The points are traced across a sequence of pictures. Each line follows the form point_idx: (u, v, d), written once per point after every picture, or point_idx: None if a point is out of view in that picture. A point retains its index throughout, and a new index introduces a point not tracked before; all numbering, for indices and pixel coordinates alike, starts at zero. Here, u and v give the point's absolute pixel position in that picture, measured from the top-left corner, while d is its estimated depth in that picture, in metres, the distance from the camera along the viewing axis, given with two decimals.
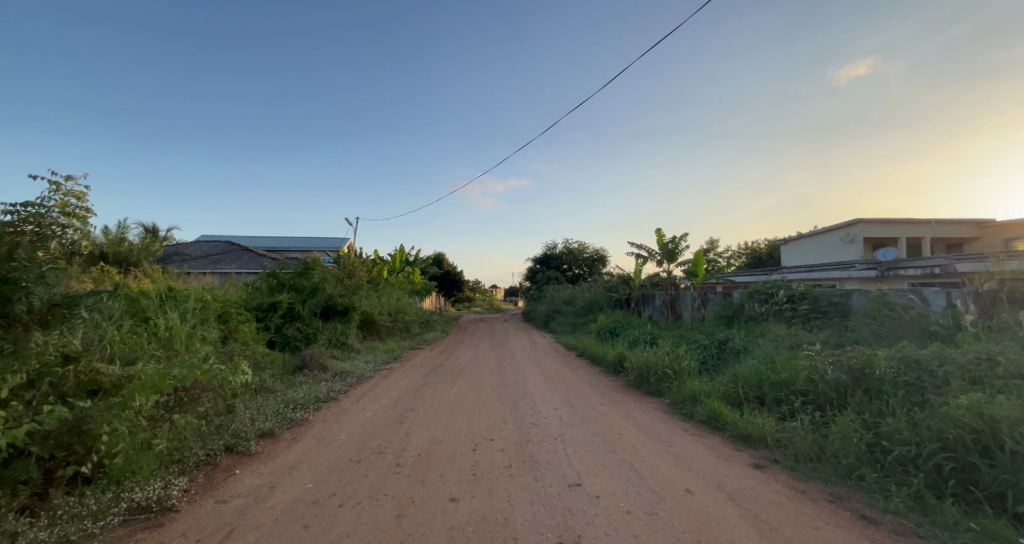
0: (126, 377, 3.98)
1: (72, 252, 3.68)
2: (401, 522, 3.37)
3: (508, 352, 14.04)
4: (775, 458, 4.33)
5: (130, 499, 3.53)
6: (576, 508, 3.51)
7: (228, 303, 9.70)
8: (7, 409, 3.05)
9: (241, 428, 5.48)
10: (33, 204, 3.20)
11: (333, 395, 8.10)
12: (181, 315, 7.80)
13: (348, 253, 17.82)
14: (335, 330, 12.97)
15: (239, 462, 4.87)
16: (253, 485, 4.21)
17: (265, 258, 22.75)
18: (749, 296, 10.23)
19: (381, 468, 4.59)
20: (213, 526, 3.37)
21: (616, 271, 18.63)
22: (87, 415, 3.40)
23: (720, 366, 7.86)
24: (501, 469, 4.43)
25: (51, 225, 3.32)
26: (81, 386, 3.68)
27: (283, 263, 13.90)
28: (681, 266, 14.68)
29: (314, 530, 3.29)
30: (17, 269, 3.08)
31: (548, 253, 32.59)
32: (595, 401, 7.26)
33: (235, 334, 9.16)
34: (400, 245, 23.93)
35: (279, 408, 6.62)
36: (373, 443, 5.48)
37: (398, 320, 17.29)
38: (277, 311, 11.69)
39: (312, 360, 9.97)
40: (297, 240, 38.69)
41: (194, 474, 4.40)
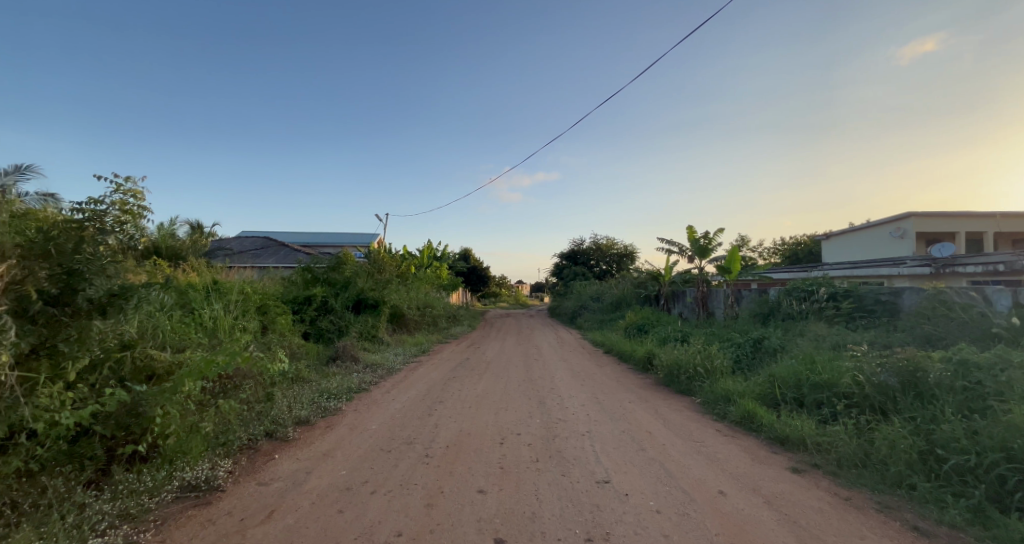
0: (176, 363, 4.19)
1: (129, 247, 3.96)
2: (429, 512, 3.42)
3: (535, 346, 14.10)
4: (816, 463, 4.15)
5: (181, 478, 3.74)
6: (604, 504, 3.47)
7: (266, 295, 10.10)
8: (75, 391, 3.32)
9: (279, 416, 5.67)
10: (94, 202, 3.52)
11: (364, 386, 8.29)
12: (224, 307, 8.20)
13: (379, 249, 18.22)
14: (366, 322, 13.22)
15: (278, 447, 5.06)
16: (291, 470, 4.36)
17: (302, 253, 23.56)
18: (787, 293, 9.80)
19: (411, 459, 4.66)
20: (254, 508, 3.50)
21: (646, 267, 18.20)
22: (143, 399, 3.63)
23: (755, 366, 7.58)
24: (528, 463, 4.43)
25: (111, 222, 3.62)
26: (136, 371, 3.92)
27: (316, 257, 14.32)
28: (714, 262, 14.20)
29: (348, 515, 3.38)
30: (82, 262, 3.39)
31: (574, 249, 32.24)
32: (623, 398, 7.17)
33: (273, 326, 9.52)
34: (428, 241, 24.23)
35: (314, 397, 6.84)
36: (402, 433, 5.58)
37: (426, 314, 17.54)
38: (311, 304, 12.16)
39: (345, 351, 10.23)
40: (329, 235, 39.67)
41: (238, 456, 4.61)
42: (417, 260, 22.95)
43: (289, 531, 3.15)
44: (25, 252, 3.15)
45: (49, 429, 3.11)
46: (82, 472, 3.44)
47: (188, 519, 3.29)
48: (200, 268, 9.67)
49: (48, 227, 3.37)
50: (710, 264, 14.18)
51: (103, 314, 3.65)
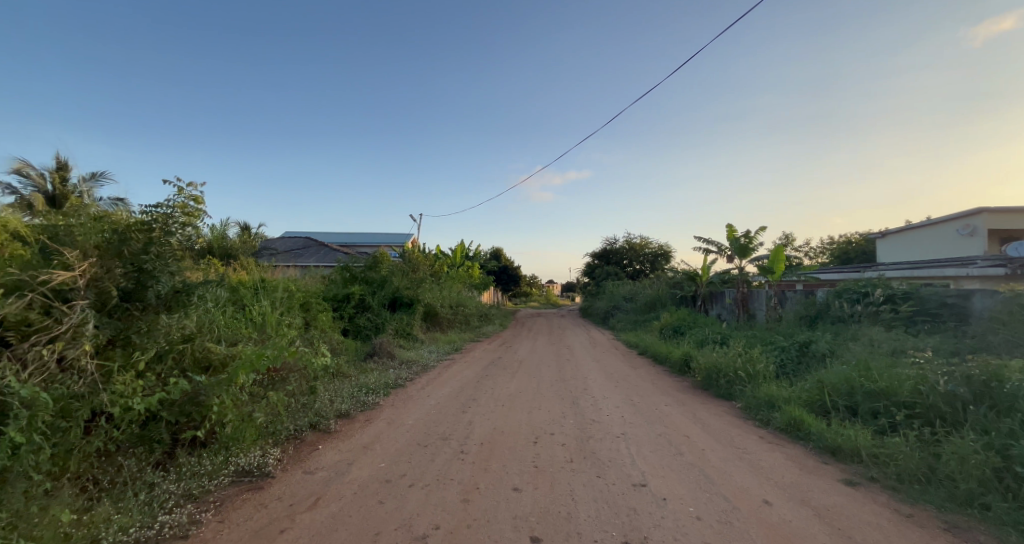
0: (231, 355, 4.39)
1: (189, 248, 4.27)
2: (466, 507, 3.46)
3: (567, 347, 14.01)
4: (873, 476, 3.92)
5: (236, 463, 3.98)
6: (641, 508, 3.40)
7: (309, 293, 10.51)
8: (144, 379, 3.62)
9: (322, 409, 5.89)
10: (161, 205, 3.89)
11: (400, 382, 8.49)
12: (270, 303, 8.59)
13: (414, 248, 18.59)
14: (402, 320, 13.52)
15: (322, 438, 5.26)
16: (334, 460, 4.52)
17: (340, 253, 24.36)
18: (838, 295, 9.31)
19: (446, 454, 4.74)
20: (302, 494, 3.66)
21: (682, 267, 17.74)
22: (203, 388, 3.86)
23: (802, 371, 7.24)
24: (562, 463, 4.41)
25: (175, 224, 3.94)
26: (195, 363, 4.15)
27: (354, 257, 14.78)
28: (755, 263, 13.67)
29: (388, 507, 3.47)
30: (151, 260, 3.75)
31: (606, 248, 31.80)
32: (659, 401, 7.00)
33: (315, 322, 9.89)
34: (461, 241, 24.52)
35: (354, 391, 7.06)
36: (438, 429, 5.67)
37: (459, 313, 17.75)
38: (350, 302, 12.56)
39: (382, 348, 10.50)
40: (365, 235, 40.65)
41: (285, 445, 4.83)
42: (450, 260, 23.27)
43: (334, 519, 3.26)
44: (101, 254, 3.60)
45: (124, 413, 3.43)
46: (152, 453, 3.73)
47: (243, 502, 3.49)
48: (249, 267, 10.18)
49: (124, 229, 3.74)
50: (751, 264, 13.66)
51: (169, 309, 3.94)
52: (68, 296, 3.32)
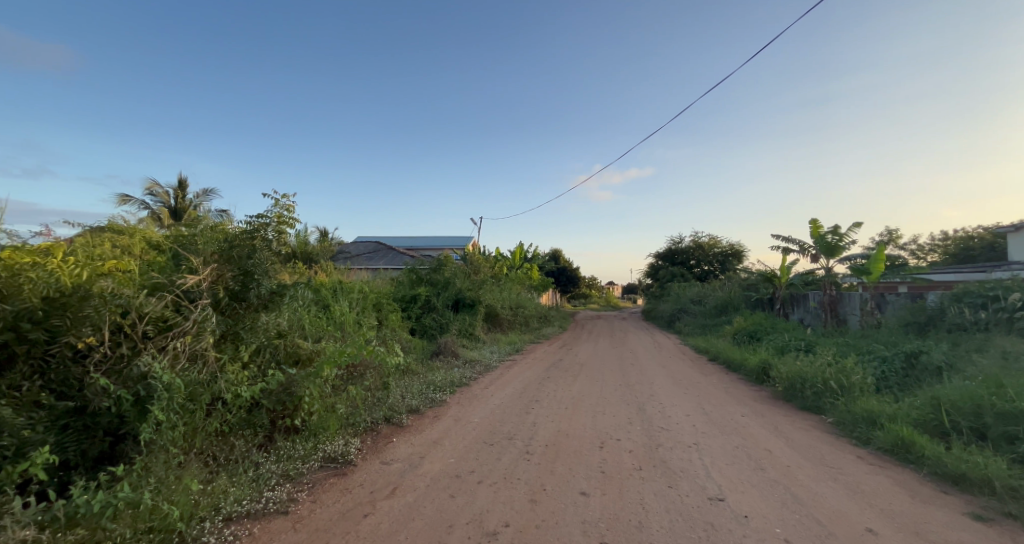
0: (316, 351, 4.81)
1: (282, 253, 4.74)
2: (534, 508, 3.41)
3: (631, 350, 13.56)
4: (1011, 512, 3.35)
5: (324, 450, 4.25)
6: (720, 524, 3.17)
7: (380, 294, 11.05)
8: (248, 370, 4.10)
9: (394, 404, 6.13)
10: (261, 216, 4.37)
11: (465, 381, 8.65)
12: (347, 303, 9.14)
13: (475, 251, 18.96)
14: (464, 321, 13.82)
15: (395, 431, 5.48)
16: (407, 453, 4.69)
17: (407, 256, 25.42)
18: (956, 300, 8.20)
19: (512, 453, 4.75)
20: (380, 483, 3.82)
21: (761, 268, 16.53)
22: (295, 381, 4.31)
23: (911, 385, 6.44)
24: (631, 471, 4.23)
25: (271, 232, 4.41)
26: (288, 356, 4.58)
27: (420, 260, 15.38)
28: (846, 263, 12.40)
29: (459, 501, 3.52)
30: (254, 265, 4.24)
31: (671, 248, 30.44)
32: (734, 411, 6.54)
33: (386, 322, 10.37)
34: (521, 243, 24.62)
35: (423, 388, 7.30)
36: (503, 428, 5.71)
37: (519, 315, 17.81)
38: (417, 303, 13.06)
39: (446, 347, 10.77)
40: (428, 239, 42.10)
41: (364, 437, 5.09)
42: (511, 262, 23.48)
43: (411, 509, 3.36)
44: (217, 260, 4.15)
45: (235, 399, 3.90)
46: (255, 436, 4.15)
47: (331, 486, 3.72)
48: (327, 269, 10.91)
49: (232, 237, 4.30)
50: (840, 264, 12.41)
51: (268, 308, 4.43)
52: (194, 296, 3.86)
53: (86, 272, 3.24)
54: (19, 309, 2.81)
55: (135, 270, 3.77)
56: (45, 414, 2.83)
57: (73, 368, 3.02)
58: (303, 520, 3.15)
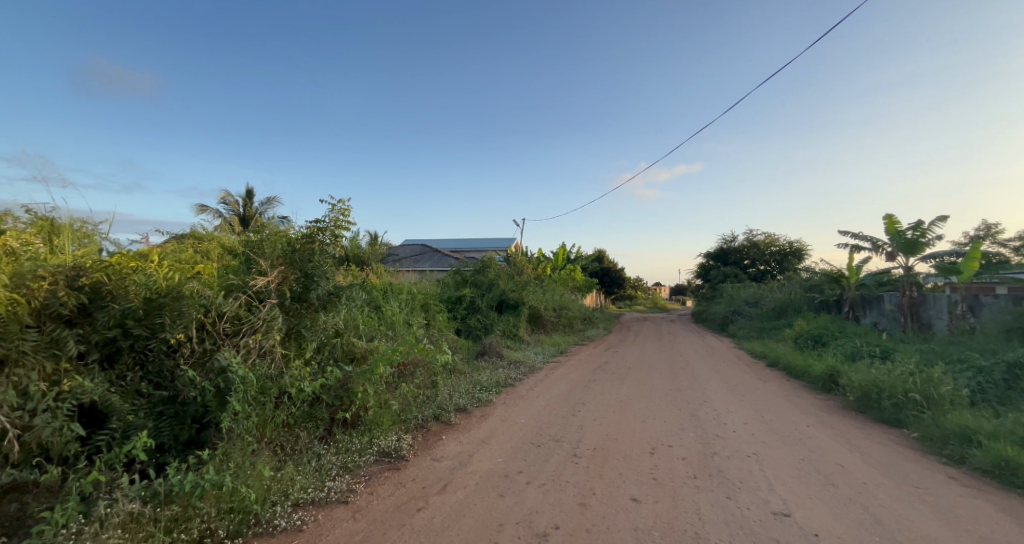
0: (369, 350, 5.08)
1: (339, 256, 5.02)
2: (584, 511, 3.41)
3: (679, 354, 13.16)
4: None
5: (378, 444, 4.46)
6: (786, 541, 3.04)
7: (427, 295, 11.38)
8: (310, 366, 4.39)
9: (443, 402, 6.30)
10: (320, 220, 4.65)
11: (510, 381, 8.74)
12: (396, 303, 9.50)
13: (518, 252, 19.10)
14: (508, 321, 13.93)
15: (444, 429, 5.63)
16: (457, 451, 4.82)
17: (452, 258, 25.93)
18: None
19: (560, 455, 4.76)
20: (432, 479, 3.96)
21: (826, 268, 15.53)
22: (351, 378, 4.65)
23: (1013, 399, 5.84)
24: (685, 479, 4.13)
25: (330, 235, 4.69)
26: (344, 354, 4.87)
27: (464, 262, 15.84)
28: (928, 262, 11.42)
29: (508, 501, 3.58)
30: (315, 267, 4.55)
31: (723, 247, 29.22)
32: (796, 420, 6.21)
33: (433, 322, 10.65)
34: (564, 244, 24.57)
35: (469, 388, 7.44)
36: (550, 430, 5.72)
37: (563, 316, 17.73)
38: (462, 304, 13.37)
39: (491, 347, 10.92)
40: (471, 240, 42.74)
41: (415, 434, 5.27)
42: (553, 263, 23.53)
43: (462, 506, 3.46)
44: (283, 263, 4.45)
45: (299, 394, 4.18)
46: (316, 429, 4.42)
47: (386, 479, 3.90)
48: (377, 272, 11.39)
49: (294, 241, 4.60)
50: (922, 262, 11.42)
51: (327, 307, 4.71)
52: (263, 297, 4.18)
53: (177, 276, 3.59)
54: (125, 308, 3.17)
55: (214, 273, 4.12)
56: (144, 402, 3.19)
57: (167, 360, 3.36)
58: (362, 511, 3.32)
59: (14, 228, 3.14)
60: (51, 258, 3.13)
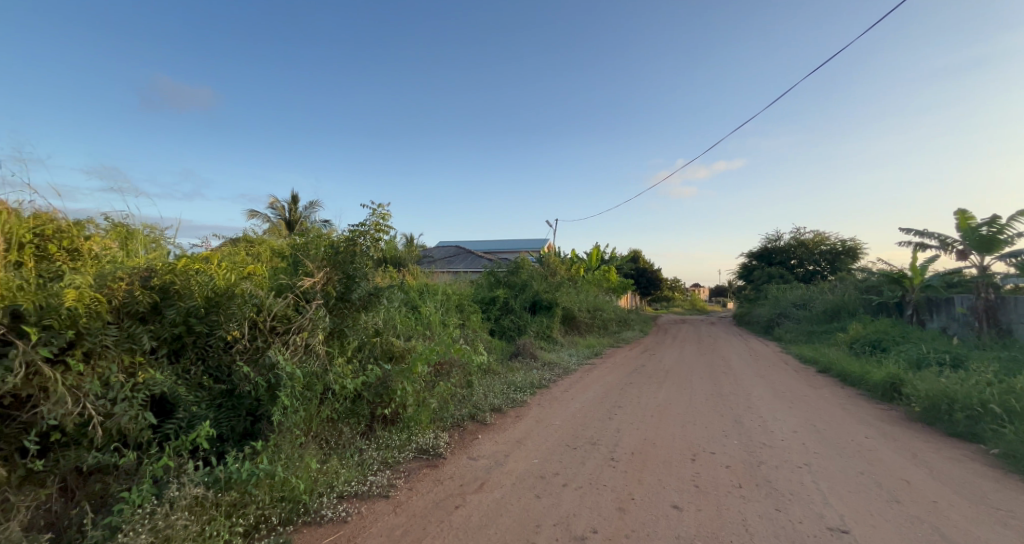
0: (407, 349, 5.24)
1: (379, 258, 5.18)
2: (623, 516, 3.39)
3: (719, 357, 12.75)
4: None
5: (417, 441, 4.57)
6: None
7: (461, 296, 11.55)
8: (352, 364, 4.56)
9: (478, 402, 6.39)
10: (361, 224, 4.82)
11: (544, 383, 8.74)
12: (432, 303, 9.70)
13: (552, 253, 19.06)
14: (542, 323, 13.92)
15: (480, 428, 5.71)
16: (493, 450, 4.88)
17: (486, 259, 26.18)
18: None
19: (597, 458, 4.73)
20: (470, 477, 4.03)
21: (884, 268, 14.64)
22: (390, 376, 4.79)
23: None
24: (729, 488, 4.01)
25: (370, 238, 4.84)
26: (383, 353, 5.03)
27: (498, 263, 15.94)
28: (1006, 261, 10.55)
29: (545, 502, 3.60)
30: (356, 268, 4.72)
31: (767, 247, 28.08)
32: (851, 431, 5.89)
33: (467, 322, 10.79)
34: (598, 244, 24.28)
35: (504, 388, 7.50)
36: (586, 433, 5.69)
37: (597, 317, 17.55)
38: (495, 305, 13.48)
39: (525, 348, 10.96)
40: (505, 242, 42.97)
41: (452, 432, 5.37)
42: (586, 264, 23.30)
43: (499, 505, 3.51)
44: (327, 265, 4.66)
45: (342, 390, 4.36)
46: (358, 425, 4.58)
47: (425, 476, 4.00)
48: (413, 273, 11.66)
49: (337, 244, 4.79)
50: (999, 261, 10.57)
51: (368, 307, 4.88)
52: (310, 297, 4.39)
53: (233, 277, 3.83)
54: (189, 306, 3.42)
55: (265, 274, 4.36)
56: (206, 394, 3.43)
57: (224, 356, 3.60)
58: (402, 505, 3.42)
59: (92, 234, 3.42)
60: (128, 261, 3.42)
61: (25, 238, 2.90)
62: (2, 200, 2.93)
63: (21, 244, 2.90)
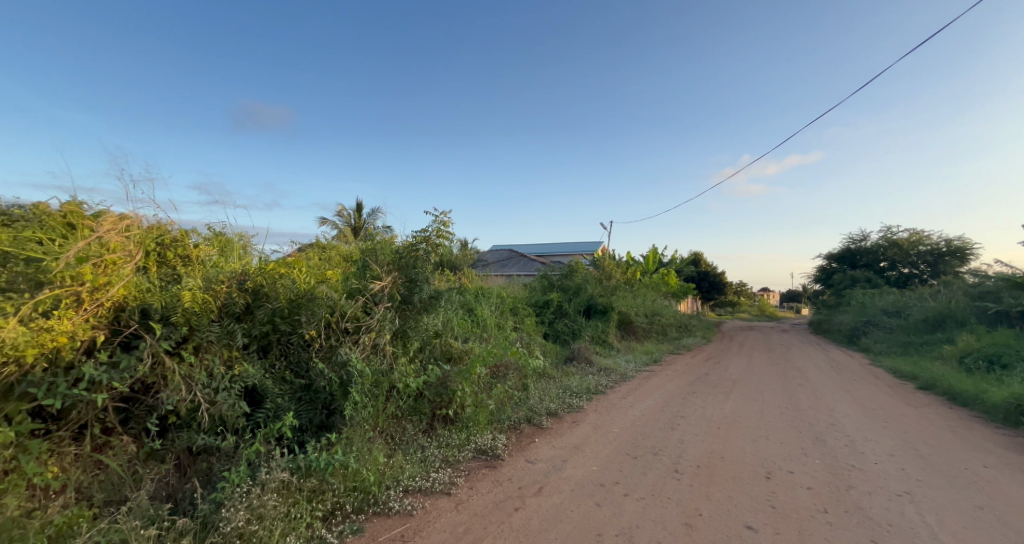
0: (465, 351, 5.39)
1: (439, 262, 5.37)
2: (690, 533, 3.28)
3: (792, 368, 11.90)
4: None
5: (475, 442, 4.68)
6: None
7: (515, 299, 11.65)
8: (415, 365, 4.77)
9: (534, 405, 6.43)
10: (424, 230, 5.02)
11: (601, 389, 8.61)
12: (487, 306, 9.89)
13: (607, 256, 18.69)
14: (597, 327, 13.71)
15: (536, 432, 5.74)
16: (551, 454, 4.89)
17: (539, 263, 26.20)
18: None
19: (659, 470, 4.60)
20: (528, 481, 4.07)
21: (1003, 272, 12.94)
22: (450, 377, 4.95)
23: None
24: (811, 512, 3.75)
25: (432, 244, 5.03)
26: (443, 355, 5.21)
27: (552, 266, 15.86)
28: None
29: (606, 511, 3.56)
30: (418, 272, 4.93)
31: (853, 248, 25.77)
32: (959, 458, 5.26)
33: (522, 326, 10.87)
34: (655, 247, 23.50)
35: (559, 393, 7.47)
36: (647, 442, 5.55)
37: (655, 322, 17.01)
38: (549, 308, 13.48)
39: (580, 353, 10.85)
40: (558, 245, 42.75)
41: (509, 435, 5.43)
42: (644, 267, 22.64)
43: (558, 510, 3.52)
44: (392, 269, 4.91)
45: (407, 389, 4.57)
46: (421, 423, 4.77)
47: (484, 476, 4.09)
48: (469, 276, 11.92)
49: (400, 249, 5.02)
50: None
51: (428, 310, 5.08)
52: (378, 299, 4.64)
53: (312, 280, 4.15)
54: (275, 307, 3.75)
55: (339, 279, 4.67)
56: (289, 387, 3.72)
57: (304, 352, 3.91)
58: (463, 503, 3.53)
59: (193, 242, 3.81)
60: (227, 265, 3.83)
61: (150, 248, 3.41)
62: (133, 215, 3.42)
63: (147, 253, 3.40)
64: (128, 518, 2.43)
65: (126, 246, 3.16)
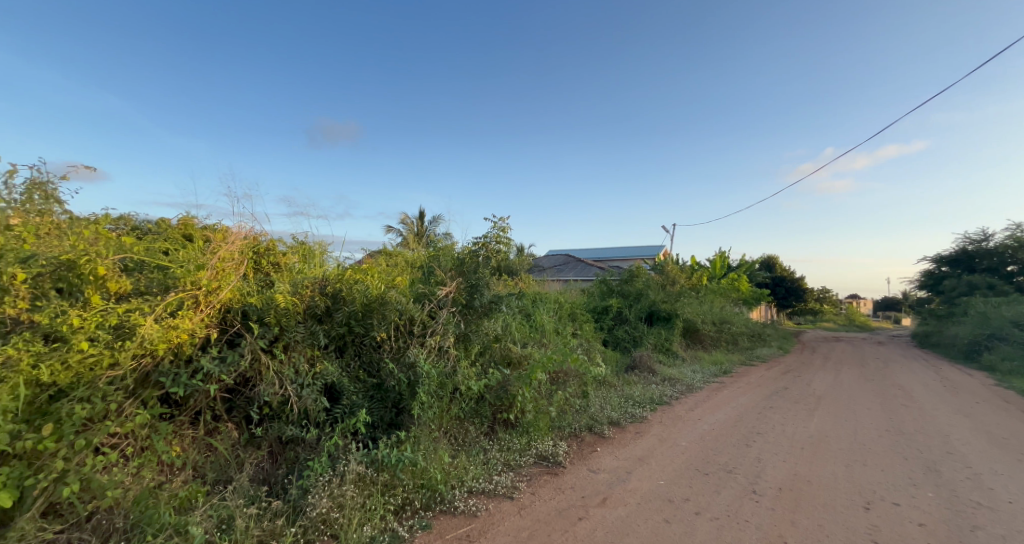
0: (524, 356, 5.43)
1: (498, 268, 5.46)
2: None
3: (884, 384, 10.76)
4: None
5: (537, 448, 4.69)
6: None
7: (574, 305, 11.55)
8: (477, 368, 4.89)
9: (596, 413, 6.32)
10: (484, 237, 5.16)
11: (665, 399, 8.28)
12: (545, 311, 9.93)
13: (669, 261, 18.02)
14: (660, 335, 13.22)
15: (598, 441, 5.64)
16: (614, 465, 4.79)
17: (598, 268, 25.80)
18: None
19: (734, 489, 4.35)
20: (591, 490, 4.01)
21: None
22: (510, 381, 5.01)
23: None
24: None
25: (492, 250, 5.15)
26: (503, 360, 5.29)
27: (611, 272, 15.50)
28: None
29: (676, 529, 3.43)
30: (479, 278, 5.06)
31: (970, 251, 22.69)
32: None
33: (581, 332, 10.77)
34: (723, 251, 22.28)
35: (621, 402, 7.29)
36: (719, 458, 5.27)
37: (724, 331, 16.09)
38: (608, 314, 13.26)
39: (642, 362, 10.50)
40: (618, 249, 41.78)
41: (570, 443, 5.38)
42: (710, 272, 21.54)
43: (624, 523, 3.45)
44: (455, 275, 5.06)
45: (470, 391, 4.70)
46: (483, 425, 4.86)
47: (546, 482, 4.10)
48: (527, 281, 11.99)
49: (462, 255, 5.17)
50: None
51: (489, 315, 5.19)
52: (443, 303, 4.81)
53: (383, 285, 4.40)
54: (351, 311, 4.01)
55: (407, 284, 4.90)
56: (362, 386, 3.96)
57: (375, 353, 4.15)
58: (527, 508, 3.56)
59: (281, 251, 4.18)
60: (311, 271, 4.17)
61: (250, 257, 3.79)
62: (239, 228, 3.83)
63: (247, 261, 3.78)
64: (234, 496, 2.71)
65: (234, 255, 3.54)
